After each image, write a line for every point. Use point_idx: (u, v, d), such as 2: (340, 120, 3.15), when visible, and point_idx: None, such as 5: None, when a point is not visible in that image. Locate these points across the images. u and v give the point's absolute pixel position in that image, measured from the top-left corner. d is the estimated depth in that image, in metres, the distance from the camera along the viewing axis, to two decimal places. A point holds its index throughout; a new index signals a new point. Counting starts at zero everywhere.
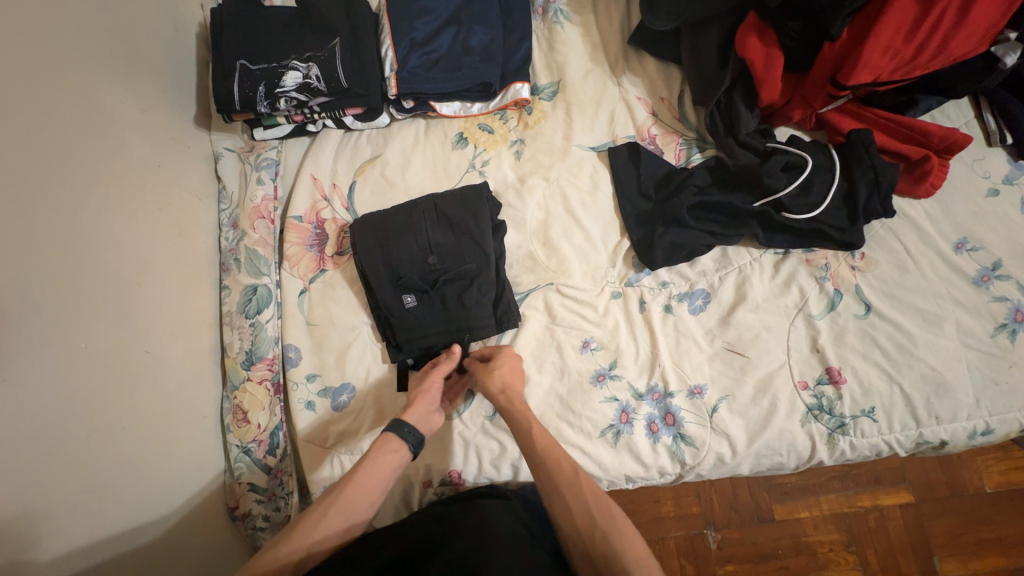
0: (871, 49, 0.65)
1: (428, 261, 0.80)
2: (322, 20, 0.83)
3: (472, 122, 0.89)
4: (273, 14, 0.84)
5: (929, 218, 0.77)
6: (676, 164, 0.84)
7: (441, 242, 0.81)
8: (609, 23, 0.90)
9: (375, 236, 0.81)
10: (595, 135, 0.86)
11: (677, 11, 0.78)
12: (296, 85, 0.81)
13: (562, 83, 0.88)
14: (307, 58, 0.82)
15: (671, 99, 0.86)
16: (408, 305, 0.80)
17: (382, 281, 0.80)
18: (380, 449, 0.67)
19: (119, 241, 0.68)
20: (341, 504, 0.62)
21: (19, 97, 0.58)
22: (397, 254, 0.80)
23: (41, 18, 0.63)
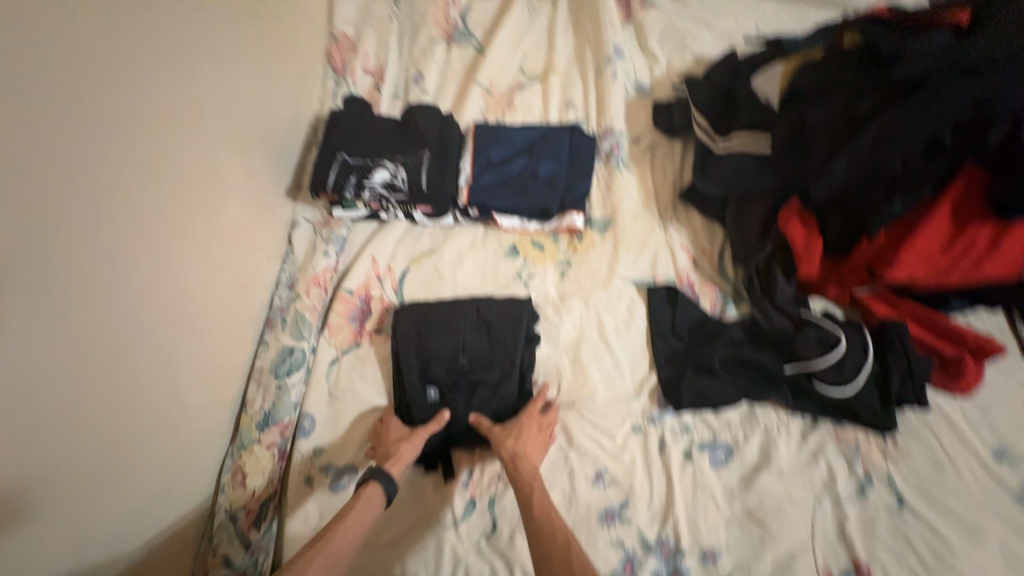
0: (908, 255, 0.70)
1: (459, 360, 0.83)
2: (418, 135, 0.98)
3: (525, 238, 0.98)
4: (379, 122, 0.99)
5: (966, 418, 0.76)
6: (710, 312, 0.89)
7: (477, 345, 0.84)
8: (663, 178, 1.01)
9: (417, 325, 0.86)
10: (638, 270, 0.94)
11: (727, 182, 0.87)
12: (383, 181, 0.92)
13: (614, 220, 0.96)
14: (397, 161, 0.94)
15: (711, 252, 0.94)
16: (430, 398, 0.82)
17: (411, 370, 0.82)
18: (364, 499, 0.68)
19: (192, 287, 0.73)
20: (326, 551, 0.62)
21: (165, 155, 0.68)
22: (432, 348, 0.84)
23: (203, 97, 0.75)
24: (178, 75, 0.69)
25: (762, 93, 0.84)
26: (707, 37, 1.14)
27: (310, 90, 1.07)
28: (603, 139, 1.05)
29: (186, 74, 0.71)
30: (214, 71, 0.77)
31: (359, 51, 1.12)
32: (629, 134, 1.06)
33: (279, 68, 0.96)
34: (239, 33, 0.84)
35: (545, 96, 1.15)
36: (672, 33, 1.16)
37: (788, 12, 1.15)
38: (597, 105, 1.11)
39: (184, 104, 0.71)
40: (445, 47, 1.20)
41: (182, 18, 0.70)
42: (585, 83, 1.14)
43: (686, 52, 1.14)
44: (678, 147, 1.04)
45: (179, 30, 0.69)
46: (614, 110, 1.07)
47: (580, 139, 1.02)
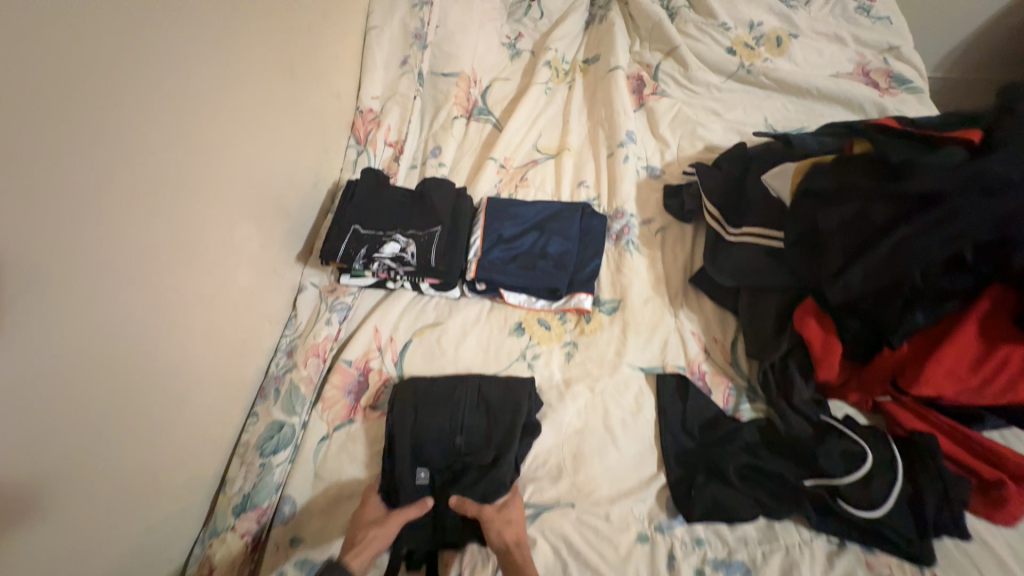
0: (936, 371, 0.66)
1: (456, 440, 0.79)
2: (431, 207, 0.99)
3: (532, 315, 0.96)
4: (394, 193, 1.01)
5: (1015, 554, 0.66)
6: (723, 408, 0.85)
7: (476, 426, 0.80)
8: (674, 261, 1.00)
9: (414, 399, 0.81)
10: (647, 356, 0.90)
11: (740, 274, 0.86)
12: (392, 254, 0.93)
13: (623, 302, 0.94)
14: (409, 234, 0.95)
15: (724, 341, 0.91)
16: (419, 481, 0.77)
17: (402, 450, 0.77)
18: None
19: (186, 358, 0.71)
20: None
21: (177, 228, 0.68)
22: (427, 428, 0.79)
23: (221, 170, 0.76)
24: (198, 150, 0.71)
25: (775, 189, 0.85)
26: (717, 127, 1.19)
27: (332, 159, 1.11)
28: (614, 220, 1.06)
29: (206, 149, 0.73)
30: (236, 145, 0.80)
31: (382, 124, 1.17)
32: (640, 216, 1.06)
33: (304, 140, 1.00)
34: (267, 111, 0.88)
35: (558, 174, 1.17)
36: (683, 121, 1.20)
37: (794, 107, 1.20)
38: (609, 184, 1.13)
39: (202, 177, 0.72)
40: (464, 123, 1.25)
41: (209, 97, 0.73)
42: (598, 164, 1.17)
43: (697, 139, 1.17)
44: (689, 231, 1.04)
45: (205, 109, 0.72)
46: (626, 192, 1.09)
47: (591, 219, 1.03)
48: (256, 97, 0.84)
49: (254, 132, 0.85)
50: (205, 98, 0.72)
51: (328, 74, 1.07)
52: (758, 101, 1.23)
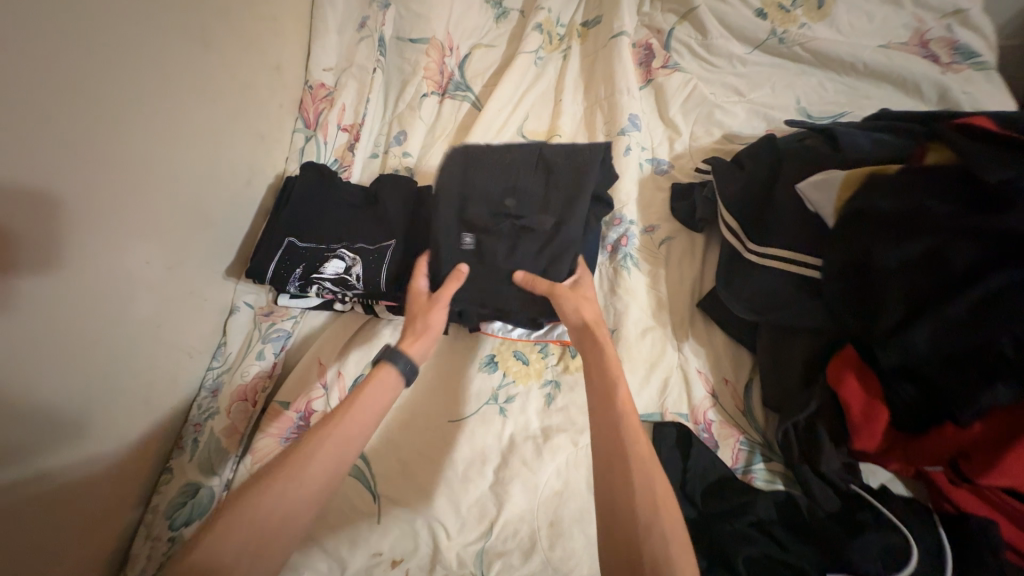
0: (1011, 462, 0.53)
1: (505, 206, 0.75)
2: (385, 213, 0.82)
3: (507, 345, 0.81)
4: (342, 194, 0.84)
5: None
6: (732, 468, 0.70)
7: (530, 195, 0.76)
8: (680, 280, 0.84)
9: (461, 167, 0.78)
10: (642, 401, 0.75)
11: (757, 305, 0.71)
12: (334, 274, 0.76)
13: (617, 333, 0.78)
14: (357, 248, 0.79)
15: (736, 384, 0.76)
16: (465, 245, 0.74)
17: (445, 213, 0.75)
18: (376, 381, 0.63)
19: (80, 432, 0.59)
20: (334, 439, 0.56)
21: (50, 268, 0.53)
22: (476, 184, 0.77)
23: (127, 193, 0.61)
24: (83, 168, 0.55)
25: (812, 202, 0.66)
26: (739, 111, 0.98)
27: (275, 147, 0.92)
28: (610, 227, 0.88)
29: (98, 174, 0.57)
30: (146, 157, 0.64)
31: (336, 103, 0.97)
32: (642, 223, 0.89)
33: (237, 127, 0.81)
34: (185, 98, 0.69)
35: None
36: (698, 103, 1.00)
37: (833, 88, 0.99)
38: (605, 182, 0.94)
39: (86, 194, 0.56)
40: (437, 102, 1.05)
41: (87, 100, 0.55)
42: None
43: (713, 126, 0.97)
44: (699, 244, 0.87)
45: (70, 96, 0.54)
46: (626, 193, 0.90)
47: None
48: (168, 85, 0.66)
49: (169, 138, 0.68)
50: (84, 98, 0.55)
51: (266, 41, 0.87)
52: (790, 79, 1.01)
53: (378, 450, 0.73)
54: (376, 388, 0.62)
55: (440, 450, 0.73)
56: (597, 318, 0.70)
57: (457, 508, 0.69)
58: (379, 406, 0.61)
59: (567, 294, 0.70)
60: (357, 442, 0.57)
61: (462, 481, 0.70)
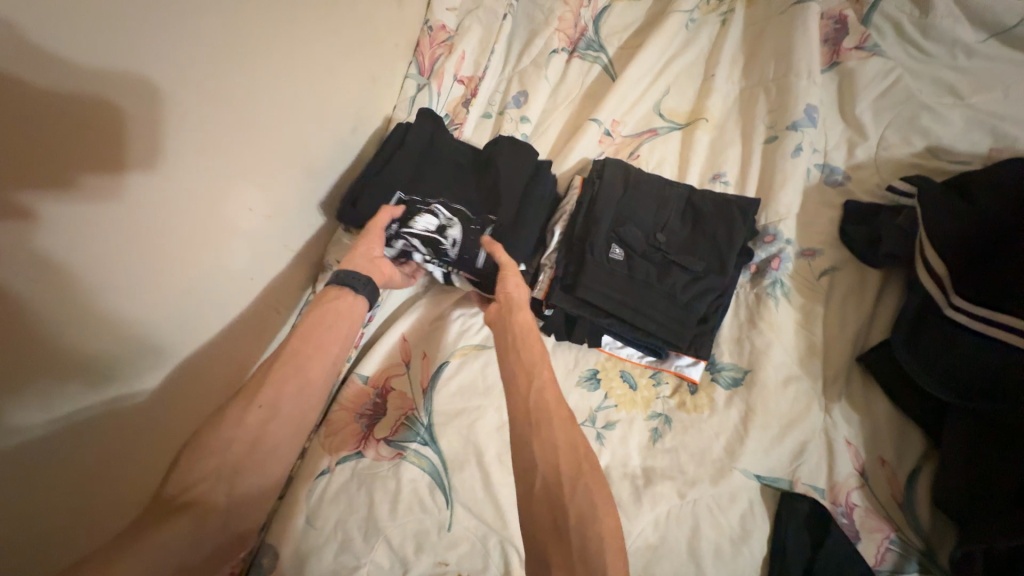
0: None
1: (657, 236, 0.69)
2: (495, 182, 0.72)
3: (613, 363, 0.70)
4: (450, 154, 0.75)
5: None
6: (874, 569, 0.57)
7: (683, 234, 0.70)
8: (840, 324, 0.68)
9: (623, 179, 0.73)
10: (770, 463, 0.62)
11: (953, 378, 0.58)
12: (424, 232, 0.68)
13: (751, 375, 0.65)
14: (455, 211, 0.70)
15: (894, 468, 0.61)
16: (612, 256, 0.68)
17: (600, 220, 0.70)
18: (328, 309, 0.61)
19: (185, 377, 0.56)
20: (284, 373, 0.55)
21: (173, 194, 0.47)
22: (633, 206, 0.71)
23: (252, 132, 0.56)
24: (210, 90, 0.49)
25: None
26: (957, 117, 0.76)
27: (386, 93, 0.82)
28: (759, 243, 0.72)
29: (168, 75, 0.43)
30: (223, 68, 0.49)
31: (455, 49, 0.85)
32: (800, 244, 0.73)
33: (354, 68, 0.73)
34: (312, 26, 0.61)
35: (683, 156, 0.83)
36: (901, 101, 0.78)
37: None
38: (758, 187, 0.78)
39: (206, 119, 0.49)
40: (564, 61, 0.91)
41: (221, 15, 0.47)
42: (747, 150, 0.81)
43: (915, 133, 0.77)
44: (872, 281, 0.70)
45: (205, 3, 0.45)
46: (786, 203, 0.74)
47: (727, 228, 0.69)
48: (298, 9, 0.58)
49: (296, 77, 0.61)
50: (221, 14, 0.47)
51: None
52: None
53: (454, 449, 0.66)
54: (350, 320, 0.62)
55: None
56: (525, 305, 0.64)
57: None
58: (338, 341, 0.60)
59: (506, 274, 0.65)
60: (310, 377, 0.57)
61: None
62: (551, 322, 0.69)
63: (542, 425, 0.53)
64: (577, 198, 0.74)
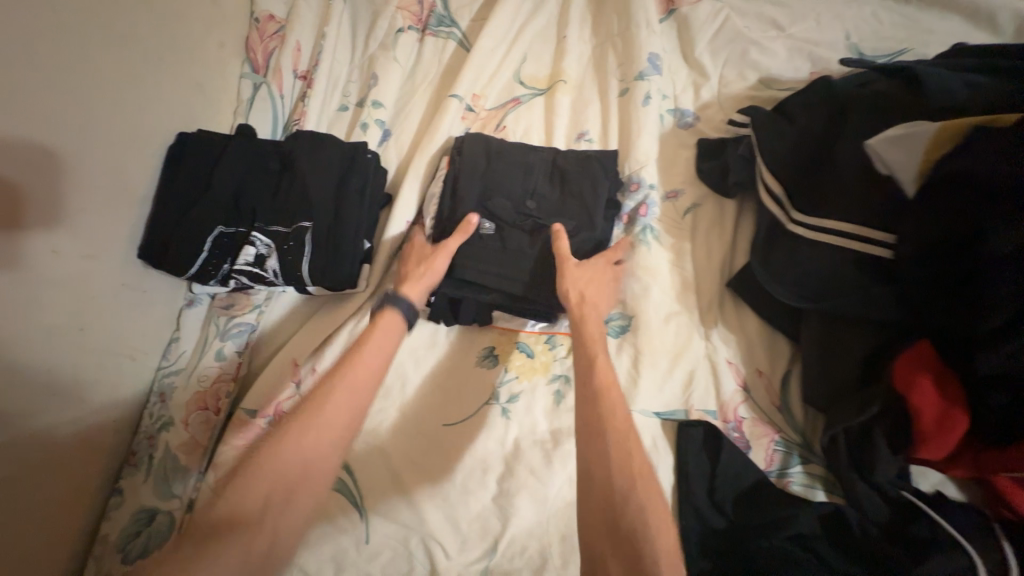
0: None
1: (527, 204, 0.70)
2: (305, 183, 0.66)
3: (510, 336, 0.70)
4: (256, 153, 0.67)
5: None
6: (766, 471, 0.62)
7: (552, 197, 0.71)
8: (707, 255, 0.72)
9: (485, 152, 0.72)
10: (664, 398, 0.66)
11: (806, 286, 0.60)
12: (247, 267, 0.64)
13: (636, 319, 0.68)
14: (273, 233, 0.65)
15: (771, 376, 0.66)
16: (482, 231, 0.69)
17: (467, 197, 0.70)
18: (380, 328, 0.60)
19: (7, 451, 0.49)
20: (352, 377, 0.55)
21: None
22: (498, 178, 0.71)
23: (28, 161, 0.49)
24: None
25: (885, 162, 0.54)
26: (780, 49, 0.82)
27: (219, 97, 0.75)
28: (627, 193, 0.75)
29: None
30: (32, 106, 0.49)
31: (287, 40, 0.79)
32: (664, 187, 0.76)
33: (167, 76, 0.66)
34: (82, 31, 0.53)
35: (548, 120, 0.83)
36: (732, 39, 0.83)
37: (888, 18, 0.82)
38: (619, 138, 0.80)
39: None
40: (415, 39, 0.87)
41: None
42: (606, 105, 0.82)
43: (748, 67, 0.82)
44: (731, 211, 0.74)
45: None
46: (646, 150, 0.76)
47: (592, 182, 0.70)
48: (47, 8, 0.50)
49: (76, 90, 0.53)
50: None
51: None
52: (843, 7, 0.84)
53: (361, 458, 0.63)
54: (374, 355, 0.57)
55: (434, 460, 0.63)
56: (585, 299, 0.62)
57: (456, 523, 0.60)
58: (384, 352, 0.58)
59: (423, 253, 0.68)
60: (368, 386, 0.56)
61: (461, 492, 0.62)
62: (438, 307, 0.68)
63: (602, 438, 0.51)
64: (443, 179, 0.73)
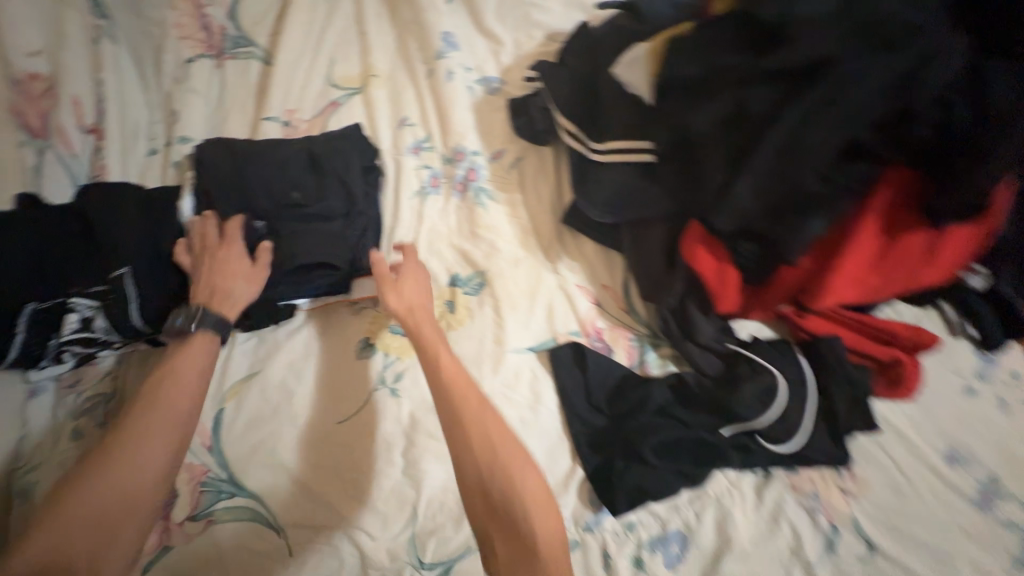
0: (854, 256, 0.53)
1: (289, 194, 0.71)
2: (113, 236, 0.63)
3: (381, 322, 0.73)
4: (52, 220, 0.62)
5: (911, 424, 0.68)
6: (629, 365, 0.72)
7: (312, 184, 0.73)
8: (538, 200, 0.80)
9: (299, 155, 0.74)
10: (533, 333, 0.73)
11: (614, 203, 0.67)
12: (77, 336, 0.62)
13: (488, 273, 0.75)
14: (94, 295, 0.62)
15: (615, 287, 0.76)
16: (297, 224, 0.70)
17: (268, 201, 0.71)
18: (189, 348, 0.62)
19: None
20: (152, 402, 0.57)
21: None
22: (307, 180, 0.73)
23: None
24: None
25: (628, 83, 0.63)
26: (556, 5, 0.91)
27: None
28: (455, 164, 0.81)
29: None
30: None
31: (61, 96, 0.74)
32: (487, 151, 0.82)
33: None
34: None
35: (368, 114, 0.86)
36: (513, 5, 0.91)
37: None
38: (438, 116, 0.85)
39: None
40: (212, 66, 0.86)
41: None
42: (418, 88, 0.87)
43: (534, 27, 0.90)
44: (549, 155, 0.82)
45: None
46: (461, 123, 0.83)
47: (340, 159, 0.74)
48: None
49: None
50: None
51: None
52: None
53: (266, 485, 0.64)
54: (190, 372, 0.60)
55: (339, 457, 0.66)
56: (413, 291, 0.66)
57: (374, 506, 0.64)
58: (201, 374, 0.61)
59: (212, 258, 0.65)
60: (183, 405, 0.58)
61: (372, 475, 0.65)
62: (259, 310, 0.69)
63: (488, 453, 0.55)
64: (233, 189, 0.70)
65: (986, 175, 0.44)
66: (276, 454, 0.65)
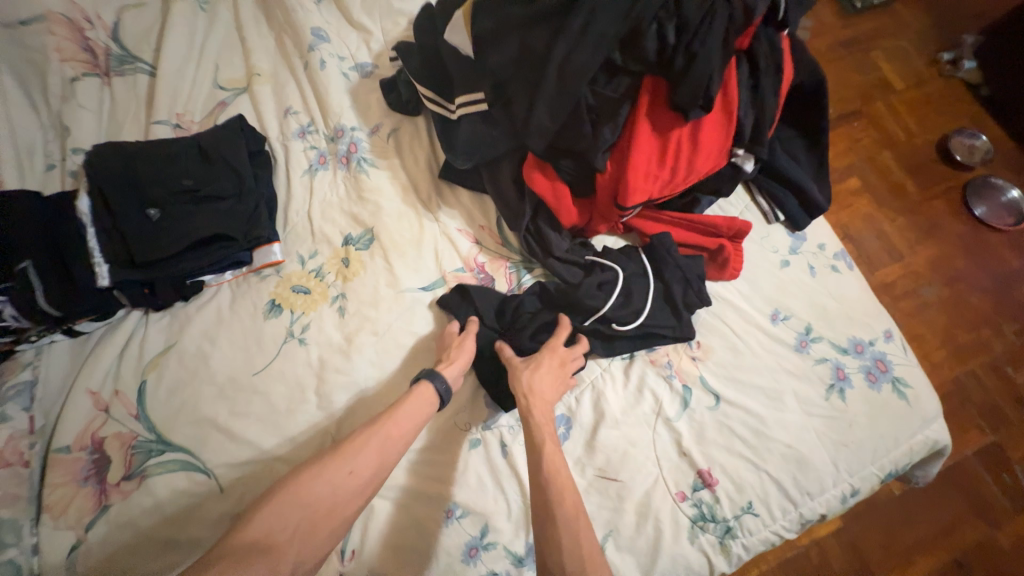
0: (639, 153, 0.67)
1: (181, 182, 0.79)
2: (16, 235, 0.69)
3: (285, 284, 0.81)
4: None
5: (741, 296, 0.83)
6: (509, 289, 0.84)
7: (202, 170, 0.81)
8: (416, 163, 0.91)
9: (187, 148, 0.82)
10: (423, 275, 0.83)
11: (471, 149, 0.77)
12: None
13: (376, 229, 0.84)
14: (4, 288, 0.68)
15: (490, 226, 0.87)
16: (190, 207, 0.78)
17: (161, 190, 0.78)
18: (418, 396, 0.68)
19: None
20: (357, 448, 0.60)
21: None
22: (198, 167, 0.81)
23: None
24: None
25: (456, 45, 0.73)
26: None
27: None
28: (337, 141, 0.90)
29: None
30: None
31: None
32: (366, 126, 0.92)
33: None
34: None
35: (255, 108, 0.94)
36: None
37: None
38: (319, 102, 0.94)
39: None
40: (99, 83, 0.93)
41: None
42: (298, 81, 0.96)
43: (396, 15, 1.01)
44: (421, 123, 0.94)
45: None
46: (338, 105, 0.92)
47: (227, 146, 0.82)
48: None
49: None
50: None
51: None
52: None
53: (191, 438, 0.72)
54: (408, 423, 0.65)
55: (258, 402, 0.74)
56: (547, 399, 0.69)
57: (295, 439, 0.73)
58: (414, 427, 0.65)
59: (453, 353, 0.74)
60: (395, 444, 0.63)
61: (289, 411, 0.74)
62: (168, 287, 0.77)
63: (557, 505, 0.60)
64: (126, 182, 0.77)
65: (694, 74, 0.60)
66: (198, 410, 0.73)
